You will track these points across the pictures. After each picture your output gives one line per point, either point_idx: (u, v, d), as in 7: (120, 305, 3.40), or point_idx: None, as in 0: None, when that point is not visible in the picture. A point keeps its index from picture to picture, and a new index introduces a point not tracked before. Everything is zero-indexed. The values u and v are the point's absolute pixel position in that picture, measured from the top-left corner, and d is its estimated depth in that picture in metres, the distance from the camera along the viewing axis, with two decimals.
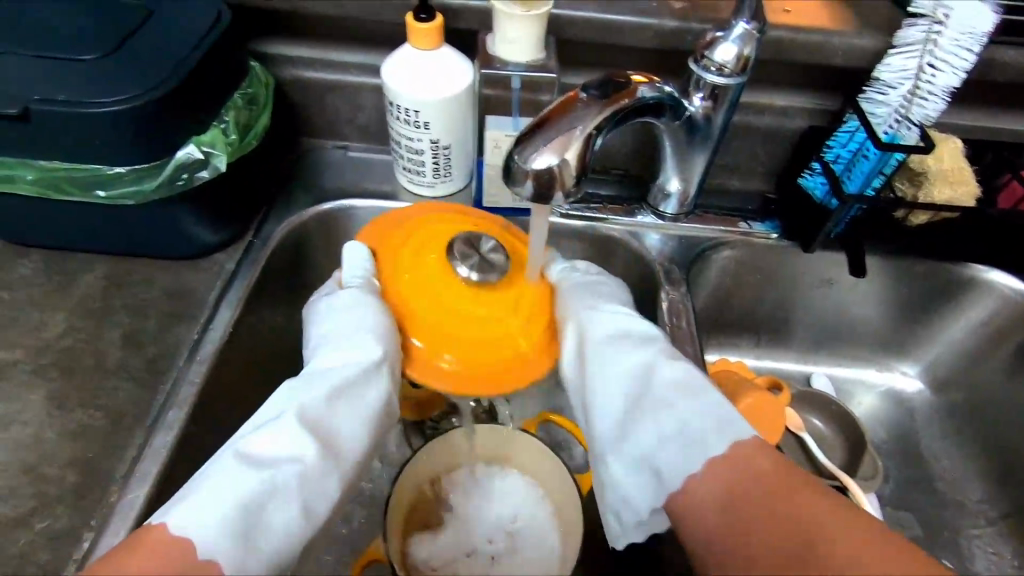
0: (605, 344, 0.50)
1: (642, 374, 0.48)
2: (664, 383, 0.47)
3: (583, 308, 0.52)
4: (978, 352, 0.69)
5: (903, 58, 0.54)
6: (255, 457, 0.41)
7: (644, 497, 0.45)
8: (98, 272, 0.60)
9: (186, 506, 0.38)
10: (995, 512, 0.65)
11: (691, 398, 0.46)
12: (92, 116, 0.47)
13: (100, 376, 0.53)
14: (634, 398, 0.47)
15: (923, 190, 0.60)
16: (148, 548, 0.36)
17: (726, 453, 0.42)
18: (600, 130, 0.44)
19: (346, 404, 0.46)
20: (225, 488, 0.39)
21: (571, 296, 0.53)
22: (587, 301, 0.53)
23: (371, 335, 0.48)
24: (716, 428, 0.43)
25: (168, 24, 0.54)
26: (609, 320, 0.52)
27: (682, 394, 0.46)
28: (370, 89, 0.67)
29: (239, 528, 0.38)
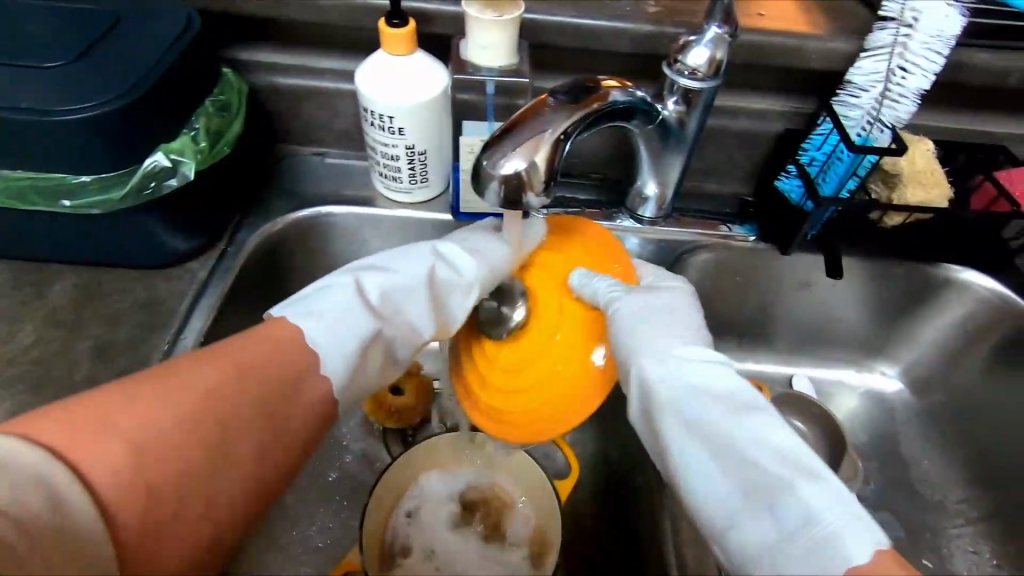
0: (684, 391, 0.41)
1: (733, 433, 0.38)
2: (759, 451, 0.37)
3: (642, 340, 0.43)
4: (956, 352, 0.70)
5: (874, 61, 0.55)
6: (351, 308, 0.45)
7: None
8: (68, 282, 0.58)
9: (304, 313, 0.44)
10: (974, 512, 0.66)
11: (800, 485, 0.36)
12: (56, 125, 0.46)
13: (68, 389, 0.52)
14: (728, 469, 0.38)
15: (896, 193, 0.60)
16: (273, 331, 0.41)
17: (861, 570, 0.33)
18: (569, 134, 0.43)
19: (426, 301, 0.49)
20: (312, 308, 0.44)
21: (626, 326, 0.44)
22: (651, 338, 0.44)
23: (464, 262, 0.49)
24: (838, 530, 0.34)
25: (137, 31, 0.53)
26: (686, 366, 0.42)
27: (785, 473, 0.36)
28: (347, 95, 0.67)
29: (337, 360, 0.43)
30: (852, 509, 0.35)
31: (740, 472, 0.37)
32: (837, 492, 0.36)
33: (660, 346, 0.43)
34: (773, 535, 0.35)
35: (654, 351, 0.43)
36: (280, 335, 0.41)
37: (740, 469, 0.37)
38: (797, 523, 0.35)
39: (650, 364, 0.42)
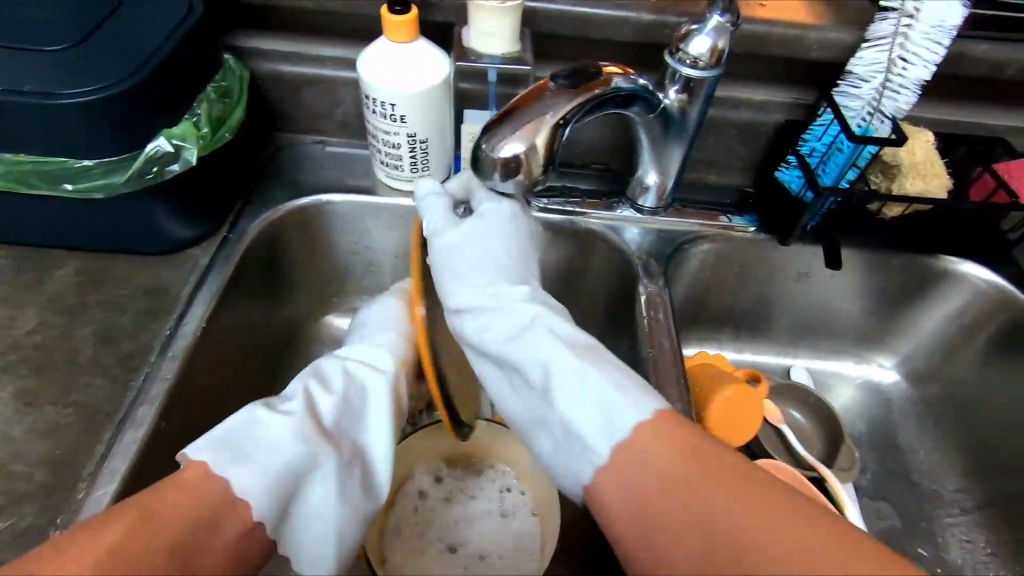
0: (484, 328, 0.49)
1: (520, 357, 0.47)
2: (541, 365, 0.46)
3: (451, 276, 0.52)
4: (952, 343, 0.70)
5: (875, 51, 0.55)
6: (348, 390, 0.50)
7: (570, 472, 0.44)
8: (69, 268, 0.59)
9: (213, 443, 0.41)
10: (970, 501, 0.66)
11: (571, 383, 0.45)
12: (58, 108, 0.46)
13: (70, 373, 0.52)
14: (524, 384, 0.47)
15: (896, 182, 0.60)
16: (185, 480, 0.39)
17: (626, 439, 0.41)
18: (569, 119, 0.44)
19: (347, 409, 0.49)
20: (236, 436, 0.43)
21: (445, 275, 0.52)
22: (461, 283, 0.51)
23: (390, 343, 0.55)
24: (604, 409, 0.43)
25: (138, 16, 0.53)
26: (492, 300, 0.50)
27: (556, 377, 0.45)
28: (348, 83, 0.67)
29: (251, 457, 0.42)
30: (612, 400, 0.43)
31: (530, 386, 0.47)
32: (608, 376, 0.44)
33: (471, 284, 0.51)
34: (562, 430, 0.45)
35: (462, 293, 0.51)
36: (216, 483, 0.39)
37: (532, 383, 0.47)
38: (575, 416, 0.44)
39: (458, 312, 0.50)
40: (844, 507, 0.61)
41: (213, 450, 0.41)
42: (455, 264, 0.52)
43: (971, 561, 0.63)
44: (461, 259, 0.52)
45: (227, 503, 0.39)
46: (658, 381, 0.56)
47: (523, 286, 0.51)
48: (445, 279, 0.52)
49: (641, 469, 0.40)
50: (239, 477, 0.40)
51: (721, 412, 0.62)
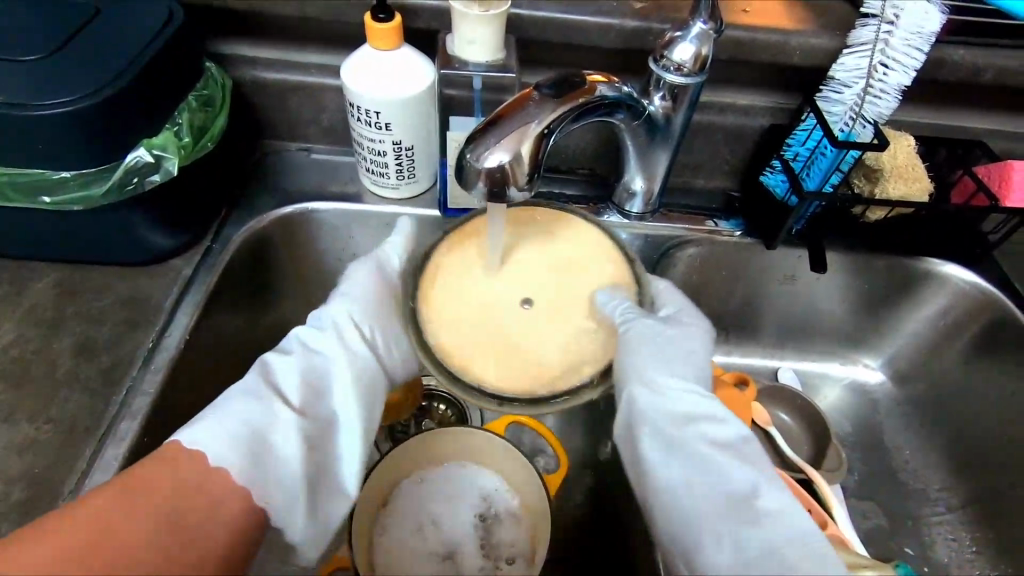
0: (671, 427, 0.48)
1: (698, 464, 0.46)
2: (721, 482, 0.46)
3: (656, 368, 0.50)
4: (936, 343, 0.71)
5: (856, 57, 0.55)
6: (313, 362, 0.53)
7: None
8: (48, 279, 0.57)
9: (197, 426, 0.44)
10: (954, 500, 0.67)
11: (757, 509, 0.44)
12: (33, 119, 0.45)
13: (50, 387, 0.51)
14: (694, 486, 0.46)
15: (879, 186, 0.61)
16: (167, 458, 0.42)
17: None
18: (552, 129, 0.44)
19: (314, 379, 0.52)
20: (214, 415, 0.45)
21: (638, 354, 0.49)
22: (650, 364, 0.50)
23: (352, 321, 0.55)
24: (808, 546, 0.42)
25: (116, 24, 0.53)
26: (673, 389, 0.50)
27: (744, 501, 0.45)
28: (332, 90, 0.66)
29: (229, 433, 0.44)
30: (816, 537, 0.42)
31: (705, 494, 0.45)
32: (790, 512, 0.44)
33: (658, 366, 0.50)
34: (748, 553, 0.42)
35: (650, 389, 0.49)
36: (187, 459, 0.42)
37: (710, 491, 0.45)
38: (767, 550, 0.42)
39: (643, 390, 0.49)
40: (832, 509, 0.63)
41: (190, 432, 0.44)
42: (640, 343, 0.48)
43: (956, 560, 0.63)
44: (659, 344, 0.50)
45: (200, 468, 0.42)
46: None
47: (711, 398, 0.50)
48: (637, 357, 0.49)
49: None
50: (212, 447, 0.43)
51: None
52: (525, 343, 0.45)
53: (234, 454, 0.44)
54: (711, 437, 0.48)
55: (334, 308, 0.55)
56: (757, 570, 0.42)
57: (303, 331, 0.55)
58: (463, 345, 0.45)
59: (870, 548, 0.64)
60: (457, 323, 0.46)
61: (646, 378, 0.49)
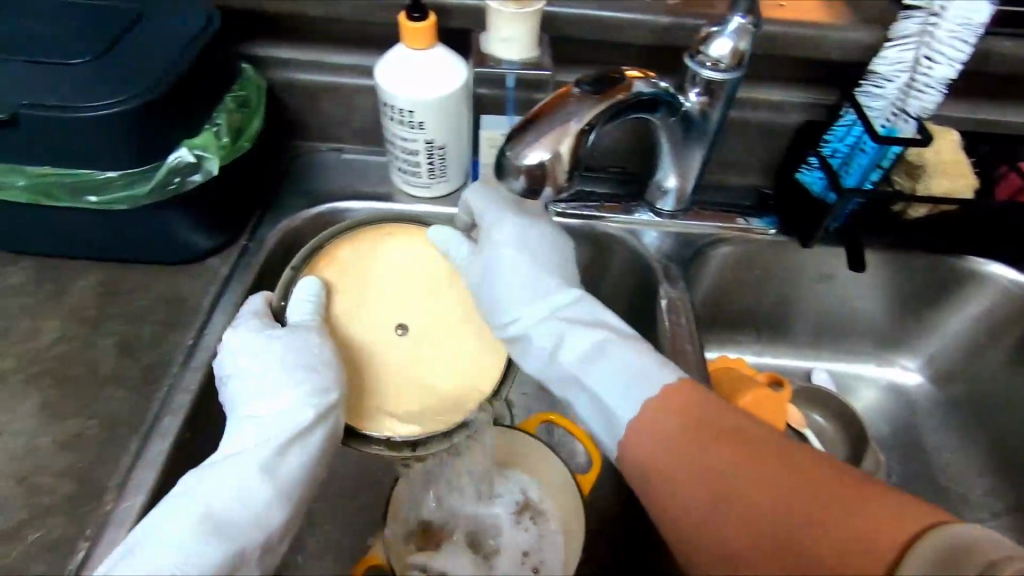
0: (531, 318, 0.52)
1: (549, 346, 0.51)
2: (569, 357, 0.50)
3: (502, 250, 0.54)
4: (979, 344, 0.69)
5: (899, 50, 0.54)
6: (227, 485, 0.43)
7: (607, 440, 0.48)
8: (91, 279, 0.59)
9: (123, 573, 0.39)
10: (999, 505, 0.65)
11: (598, 368, 0.49)
12: (81, 121, 0.46)
13: (94, 384, 0.52)
14: (547, 361, 0.51)
15: (921, 183, 0.59)
16: None
17: (658, 410, 0.45)
18: (593, 125, 0.43)
19: (236, 484, 0.43)
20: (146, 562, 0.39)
21: (503, 261, 0.54)
22: (506, 261, 0.54)
23: (285, 387, 0.48)
24: (640, 376, 0.47)
25: (158, 29, 0.54)
26: (518, 264, 0.54)
27: (589, 357, 0.50)
28: (364, 90, 0.66)
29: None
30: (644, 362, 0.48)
31: (557, 370, 0.51)
32: (627, 357, 0.48)
33: (508, 270, 0.54)
34: (598, 412, 0.48)
35: (518, 292, 0.53)
36: None
37: (559, 368, 0.51)
38: (610, 391, 0.48)
39: (493, 288, 0.54)
40: None
41: None
42: (513, 239, 0.55)
43: None
44: (508, 258, 0.54)
45: None
46: None
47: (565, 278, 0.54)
48: (491, 276, 0.54)
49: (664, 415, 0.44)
50: None
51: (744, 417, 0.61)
52: (419, 371, 0.57)
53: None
54: (566, 310, 0.53)
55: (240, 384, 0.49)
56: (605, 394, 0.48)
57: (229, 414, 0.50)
58: (373, 388, 0.56)
59: None
60: (375, 373, 0.56)
61: (509, 278, 0.54)
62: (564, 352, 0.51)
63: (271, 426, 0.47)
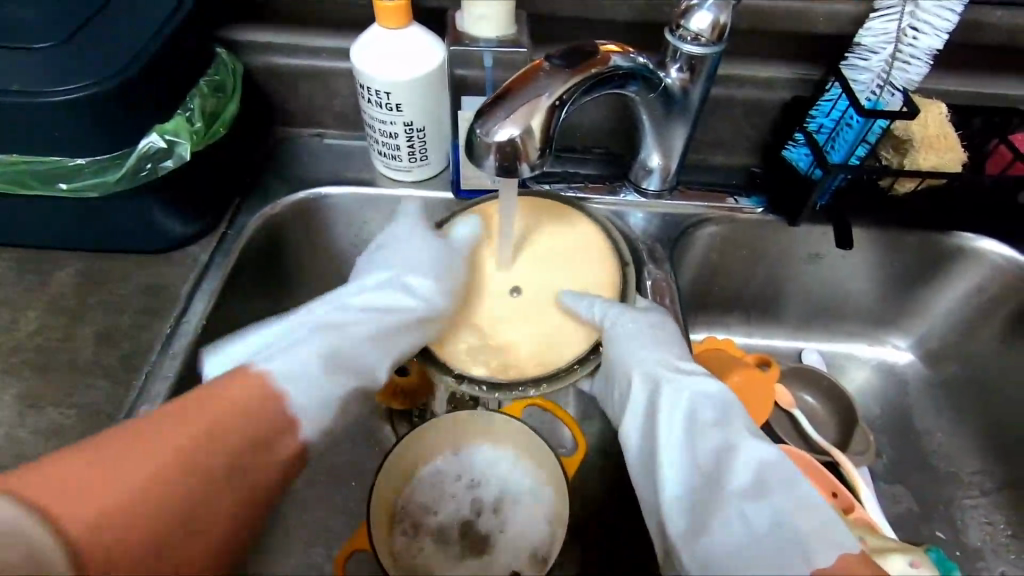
0: (675, 417, 0.48)
1: (700, 451, 0.46)
2: (729, 480, 0.44)
3: (643, 351, 0.51)
4: (971, 322, 0.68)
5: (883, 21, 0.53)
6: (359, 327, 0.53)
7: None
8: (69, 268, 0.58)
9: (268, 362, 0.47)
10: (989, 483, 0.65)
11: (757, 499, 0.43)
12: (44, 105, 0.46)
13: (73, 373, 0.52)
14: (698, 473, 0.45)
15: (908, 158, 0.58)
16: (241, 382, 0.45)
17: (825, 567, 0.39)
18: (564, 100, 0.42)
19: (369, 329, 0.53)
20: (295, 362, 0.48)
21: (627, 341, 0.51)
22: (639, 348, 0.51)
23: (423, 268, 0.54)
24: (797, 538, 0.41)
25: (126, 11, 0.53)
26: (672, 379, 0.50)
27: (747, 483, 0.44)
28: (344, 74, 0.65)
29: (317, 369, 0.49)
30: (815, 518, 0.42)
31: (714, 486, 0.44)
32: (792, 491, 0.43)
33: (648, 358, 0.51)
34: (741, 538, 0.42)
35: (651, 365, 0.51)
36: (263, 385, 0.46)
37: (716, 485, 0.44)
38: (768, 531, 0.41)
39: (641, 374, 0.50)
40: (860, 492, 0.62)
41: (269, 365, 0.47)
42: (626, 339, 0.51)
43: (992, 544, 0.61)
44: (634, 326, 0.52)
45: (256, 398, 0.45)
46: None
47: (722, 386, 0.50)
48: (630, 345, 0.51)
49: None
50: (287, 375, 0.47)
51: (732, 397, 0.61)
52: (504, 325, 0.53)
53: (308, 391, 0.48)
54: (729, 423, 0.47)
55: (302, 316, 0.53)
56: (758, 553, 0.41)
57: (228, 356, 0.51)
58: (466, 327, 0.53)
59: (900, 533, 0.63)
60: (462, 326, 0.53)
61: (647, 364, 0.50)
62: (718, 487, 0.44)
63: (411, 297, 0.54)
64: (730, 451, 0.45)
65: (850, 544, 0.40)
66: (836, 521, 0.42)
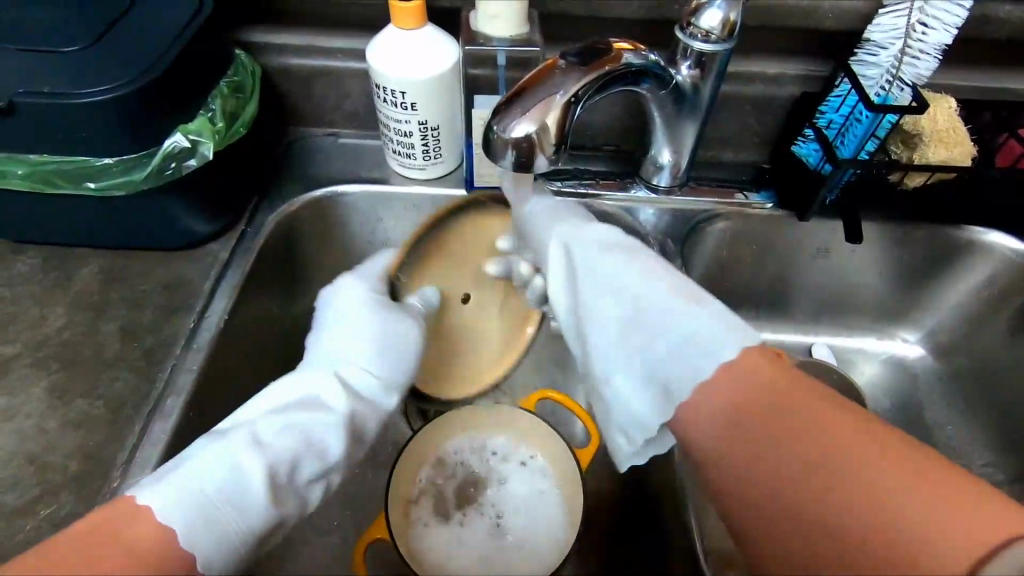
0: (598, 286, 0.51)
1: (630, 328, 0.48)
2: (648, 319, 0.46)
3: (555, 229, 0.55)
4: (981, 314, 0.69)
5: (892, 17, 0.54)
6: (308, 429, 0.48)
7: (643, 399, 0.46)
8: (93, 266, 0.60)
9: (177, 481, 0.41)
10: (1000, 475, 0.65)
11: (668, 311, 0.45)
12: (75, 107, 0.47)
13: (99, 367, 0.53)
14: (618, 319, 0.48)
15: (918, 152, 0.59)
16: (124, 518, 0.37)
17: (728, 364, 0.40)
18: (579, 97, 0.44)
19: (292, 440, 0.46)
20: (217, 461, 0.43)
21: (541, 222, 0.57)
22: (558, 224, 0.56)
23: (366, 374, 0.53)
24: (692, 332, 0.43)
25: (148, 14, 0.54)
26: (575, 241, 0.53)
27: (659, 305, 0.46)
28: (358, 74, 0.67)
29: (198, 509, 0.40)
30: (689, 321, 0.43)
31: (625, 314, 0.48)
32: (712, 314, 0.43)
33: (568, 231, 0.54)
34: (661, 337, 0.45)
35: (561, 229, 0.55)
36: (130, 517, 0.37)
37: (627, 310, 0.48)
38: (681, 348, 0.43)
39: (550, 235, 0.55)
40: None
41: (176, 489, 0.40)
42: (542, 218, 0.57)
43: None
44: (557, 222, 0.56)
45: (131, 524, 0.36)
46: None
47: (559, 237, 0.54)
48: (545, 224, 0.56)
49: (723, 408, 0.40)
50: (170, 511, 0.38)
51: None
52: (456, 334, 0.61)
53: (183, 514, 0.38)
54: (637, 280, 0.48)
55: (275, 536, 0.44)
56: (666, 381, 0.44)
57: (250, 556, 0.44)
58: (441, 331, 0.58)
59: None
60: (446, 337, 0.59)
61: (563, 233, 0.54)
62: (627, 303, 0.48)
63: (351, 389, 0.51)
64: (648, 300, 0.47)
65: (736, 345, 0.41)
66: (711, 324, 0.42)
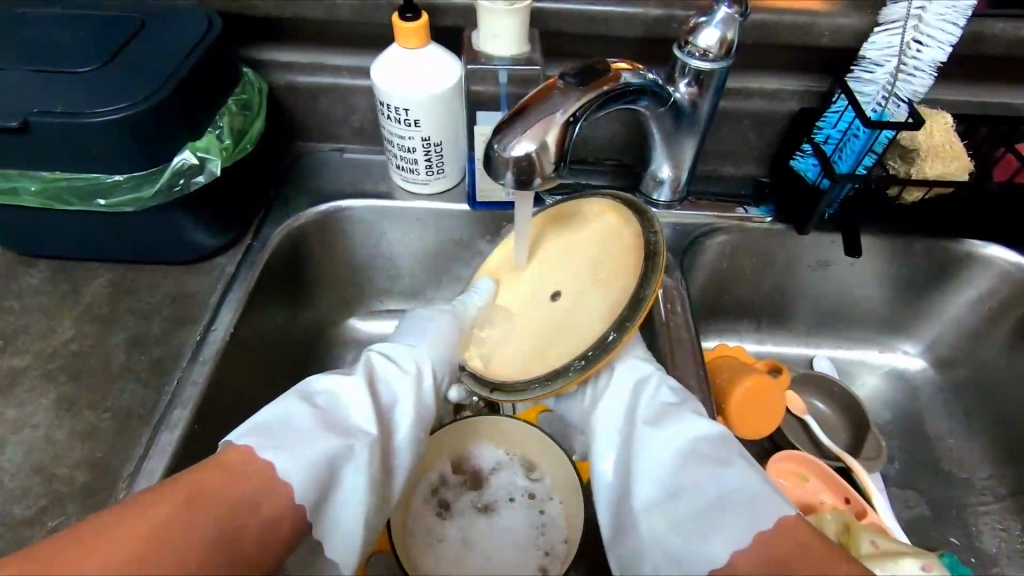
0: (656, 439, 0.50)
1: (675, 475, 0.48)
2: (702, 475, 0.47)
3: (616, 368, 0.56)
4: (981, 327, 0.69)
5: (888, 35, 0.55)
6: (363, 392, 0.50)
7: (693, 554, 0.44)
8: (103, 279, 0.61)
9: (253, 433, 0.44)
10: (1002, 489, 0.65)
11: (720, 466, 0.47)
12: (89, 126, 0.48)
13: (107, 378, 0.54)
14: (667, 471, 0.49)
15: (914, 167, 0.60)
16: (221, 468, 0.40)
17: (771, 529, 0.42)
18: (577, 116, 0.44)
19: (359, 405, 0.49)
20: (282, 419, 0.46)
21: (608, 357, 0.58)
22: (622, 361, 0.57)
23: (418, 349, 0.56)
24: (749, 495, 0.44)
25: (160, 35, 0.55)
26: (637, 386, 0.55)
27: (714, 462, 0.47)
28: (363, 91, 0.68)
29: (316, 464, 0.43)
30: (748, 488, 0.45)
31: (680, 467, 0.48)
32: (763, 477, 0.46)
33: (629, 376, 0.55)
34: (712, 493, 0.46)
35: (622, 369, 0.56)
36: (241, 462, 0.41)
37: (681, 465, 0.48)
38: (721, 500, 0.45)
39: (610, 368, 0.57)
40: (871, 496, 0.62)
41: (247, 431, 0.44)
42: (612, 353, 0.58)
43: (1005, 550, 0.61)
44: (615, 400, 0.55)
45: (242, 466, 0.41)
46: (678, 373, 0.58)
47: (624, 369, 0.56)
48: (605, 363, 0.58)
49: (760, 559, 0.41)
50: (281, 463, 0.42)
51: (743, 406, 0.61)
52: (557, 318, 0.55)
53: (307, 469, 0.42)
54: (693, 434, 0.50)
55: (359, 475, 0.45)
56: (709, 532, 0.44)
57: (354, 508, 0.45)
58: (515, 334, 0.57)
59: (913, 538, 0.63)
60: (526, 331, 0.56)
61: (628, 375, 0.56)
62: (680, 456, 0.49)
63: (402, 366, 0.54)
64: (703, 458, 0.48)
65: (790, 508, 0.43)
66: (768, 489, 0.45)
